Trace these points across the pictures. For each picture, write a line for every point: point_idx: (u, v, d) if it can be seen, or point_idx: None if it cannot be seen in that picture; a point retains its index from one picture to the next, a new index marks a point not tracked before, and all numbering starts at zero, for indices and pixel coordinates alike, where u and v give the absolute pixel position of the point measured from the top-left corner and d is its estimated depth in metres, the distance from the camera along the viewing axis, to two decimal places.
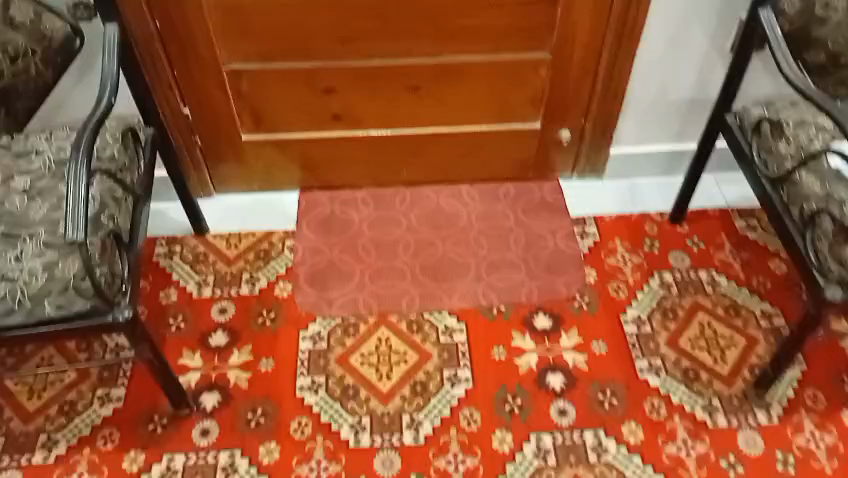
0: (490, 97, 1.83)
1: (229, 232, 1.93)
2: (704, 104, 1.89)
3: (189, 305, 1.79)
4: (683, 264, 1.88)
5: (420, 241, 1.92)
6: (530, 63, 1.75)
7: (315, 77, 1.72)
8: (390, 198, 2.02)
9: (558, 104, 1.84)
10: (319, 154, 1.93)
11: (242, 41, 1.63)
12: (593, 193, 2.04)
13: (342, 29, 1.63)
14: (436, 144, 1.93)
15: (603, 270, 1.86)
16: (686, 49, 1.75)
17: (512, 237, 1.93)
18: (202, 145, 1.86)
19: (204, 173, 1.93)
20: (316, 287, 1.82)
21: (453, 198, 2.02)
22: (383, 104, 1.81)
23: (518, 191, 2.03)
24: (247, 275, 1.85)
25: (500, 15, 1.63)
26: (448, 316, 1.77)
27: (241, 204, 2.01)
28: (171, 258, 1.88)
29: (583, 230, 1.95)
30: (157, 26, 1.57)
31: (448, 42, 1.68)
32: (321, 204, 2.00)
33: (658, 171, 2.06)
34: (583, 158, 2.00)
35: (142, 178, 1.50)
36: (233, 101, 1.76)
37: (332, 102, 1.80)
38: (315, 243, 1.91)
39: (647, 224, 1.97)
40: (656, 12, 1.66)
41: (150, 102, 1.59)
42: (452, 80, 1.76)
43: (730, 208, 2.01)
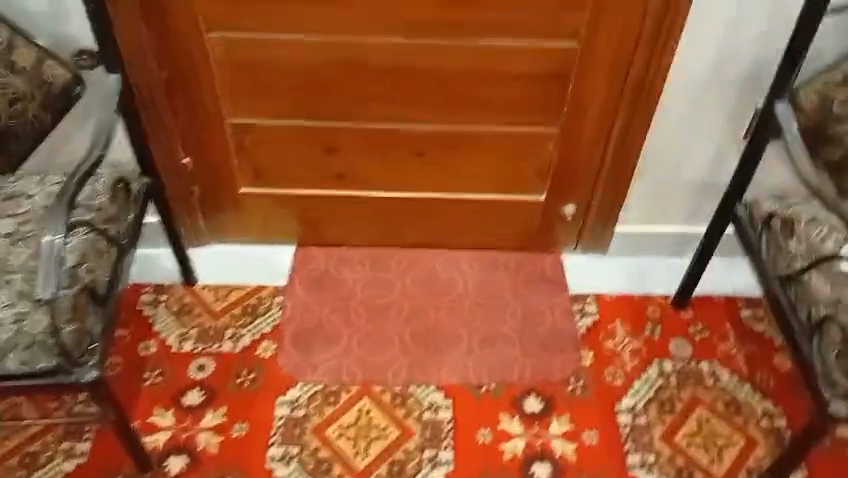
0: (496, 168, 1.79)
1: (219, 284, 1.89)
2: (716, 189, 1.84)
3: (167, 359, 1.74)
4: (685, 353, 1.80)
5: (414, 307, 1.85)
6: (537, 136, 1.72)
7: (322, 137, 1.72)
8: (387, 259, 1.95)
9: (564, 178, 1.80)
10: (316, 210, 1.89)
11: (250, 97, 1.63)
12: (597, 270, 1.96)
13: (350, 91, 1.63)
14: (437, 208, 1.88)
15: (600, 353, 1.79)
16: (699, 132, 1.71)
17: (509, 310, 1.86)
18: (199, 195, 1.82)
19: (199, 222, 1.89)
20: (301, 349, 1.76)
21: (452, 264, 1.95)
22: (386, 167, 1.79)
23: (519, 261, 1.96)
24: (231, 332, 1.80)
25: (510, 86, 1.62)
26: (434, 391, 1.70)
27: (234, 255, 1.95)
28: (155, 307, 1.84)
29: (583, 308, 1.88)
30: (163, 76, 1.56)
31: (455, 111, 1.67)
32: (316, 260, 1.94)
33: (665, 253, 1.98)
34: (588, 233, 1.92)
35: (131, 229, 1.43)
36: (233, 154, 1.75)
37: (335, 162, 1.78)
38: (305, 301, 1.85)
39: (649, 306, 1.89)
40: (671, 94, 1.63)
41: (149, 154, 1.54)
42: (457, 148, 1.74)
43: (737, 296, 1.93)
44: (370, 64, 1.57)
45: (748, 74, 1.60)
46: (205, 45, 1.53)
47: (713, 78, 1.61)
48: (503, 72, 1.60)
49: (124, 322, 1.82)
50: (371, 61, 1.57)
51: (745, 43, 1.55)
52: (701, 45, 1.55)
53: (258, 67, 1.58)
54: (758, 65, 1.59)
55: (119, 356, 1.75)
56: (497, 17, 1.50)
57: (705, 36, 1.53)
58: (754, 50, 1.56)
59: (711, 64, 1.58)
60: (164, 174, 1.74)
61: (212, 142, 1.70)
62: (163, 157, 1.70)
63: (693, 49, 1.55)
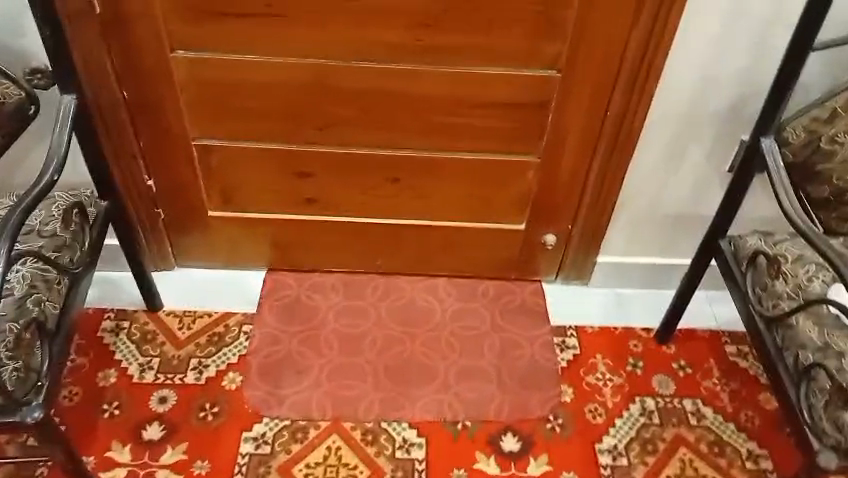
0: (474, 196, 1.74)
1: (184, 311, 1.81)
2: (700, 222, 1.79)
3: (127, 390, 1.66)
4: (668, 390, 1.74)
5: (388, 338, 1.78)
6: (517, 165, 1.67)
7: (295, 162, 1.67)
8: (362, 286, 1.88)
9: (544, 208, 1.75)
10: (288, 235, 1.83)
11: (217, 120, 1.59)
12: (578, 301, 1.90)
13: (321, 116, 1.58)
14: (412, 235, 1.82)
15: (581, 390, 1.73)
16: (682, 165, 1.66)
17: (487, 342, 1.79)
18: (165, 218, 1.77)
19: (167, 246, 1.83)
20: (268, 381, 1.68)
21: (429, 292, 1.88)
22: (360, 192, 1.74)
23: (497, 292, 1.90)
24: (195, 362, 1.72)
25: (488, 114, 1.57)
26: (407, 427, 1.63)
27: (202, 279, 1.89)
28: (116, 335, 1.76)
29: (564, 342, 1.81)
30: (125, 96, 1.52)
31: (432, 137, 1.62)
32: (287, 287, 1.88)
33: (647, 284, 1.94)
34: (568, 264, 1.88)
35: (85, 256, 1.38)
36: (200, 177, 1.70)
37: (307, 187, 1.73)
38: (274, 330, 1.78)
39: (631, 340, 1.83)
40: (653, 127, 1.59)
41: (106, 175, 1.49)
42: (433, 175, 1.69)
43: (721, 330, 1.88)
44: (343, 89, 1.53)
45: (732, 108, 1.57)
46: (169, 64, 1.48)
47: (696, 111, 1.57)
48: (482, 100, 1.55)
49: (83, 349, 1.73)
50: (344, 86, 1.53)
51: (728, 77, 1.51)
52: (683, 78, 1.51)
53: (225, 89, 1.54)
54: (742, 99, 1.55)
55: (76, 386, 1.66)
56: (475, 43, 1.46)
57: (687, 69, 1.50)
58: (738, 84, 1.52)
59: (693, 97, 1.54)
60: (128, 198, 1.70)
61: (177, 165, 1.66)
62: (125, 179, 1.66)
63: (675, 82, 1.51)
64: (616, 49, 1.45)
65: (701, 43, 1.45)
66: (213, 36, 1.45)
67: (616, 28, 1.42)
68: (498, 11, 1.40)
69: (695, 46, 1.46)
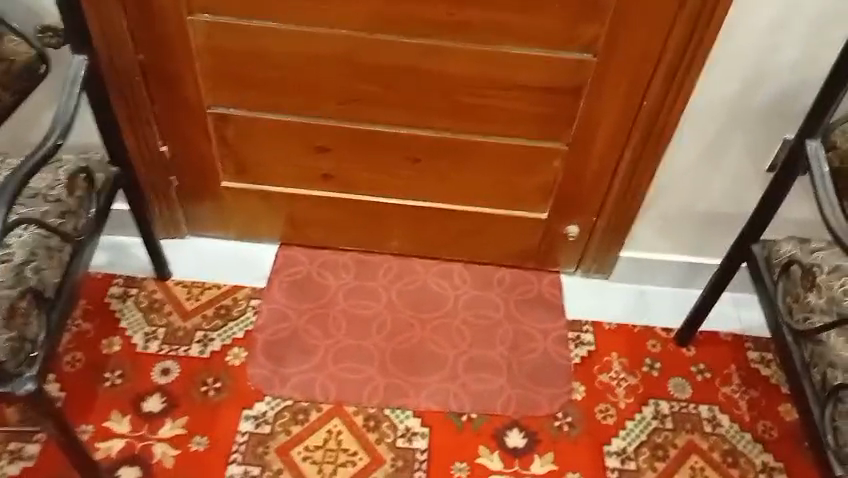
0: (495, 182, 1.67)
1: (193, 281, 1.79)
2: (732, 221, 1.71)
3: (130, 359, 1.64)
4: (684, 395, 1.68)
5: (397, 322, 1.74)
6: (543, 152, 1.59)
7: (310, 137, 1.61)
8: (375, 266, 1.84)
9: (568, 199, 1.67)
10: (302, 211, 1.79)
11: (235, 89, 1.53)
12: (597, 296, 1.84)
13: (341, 91, 1.51)
14: (429, 218, 1.76)
15: (593, 389, 1.67)
16: (719, 161, 1.58)
17: (499, 333, 1.74)
18: (178, 185, 1.73)
19: (178, 214, 1.79)
20: (273, 360, 1.65)
21: (443, 277, 1.84)
22: (379, 171, 1.67)
23: (514, 280, 1.85)
24: (201, 335, 1.69)
25: (514, 98, 1.49)
26: (411, 416, 1.59)
27: (213, 250, 1.86)
28: (123, 302, 1.74)
29: (578, 337, 1.75)
30: (141, 59, 1.46)
31: (454, 119, 1.54)
32: (299, 263, 1.84)
33: (671, 282, 1.86)
34: (590, 256, 1.81)
35: (91, 224, 1.34)
36: (215, 147, 1.65)
37: (323, 162, 1.67)
38: (282, 307, 1.75)
39: (650, 339, 1.77)
40: (691, 121, 1.50)
41: (115, 140, 1.44)
42: (455, 157, 1.62)
43: (745, 335, 1.80)
44: (364, 64, 1.46)
45: (777, 105, 1.48)
46: (187, 28, 1.41)
47: (738, 106, 1.48)
48: (511, 83, 1.47)
49: (89, 314, 1.71)
50: (365, 60, 1.45)
51: (777, 72, 1.42)
52: (727, 70, 1.42)
53: (243, 57, 1.47)
54: (789, 96, 1.46)
55: (79, 352, 1.64)
56: (506, 22, 1.36)
57: (733, 61, 1.40)
58: (787, 79, 1.43)
59: (737, 91, 1.45)
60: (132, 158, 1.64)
61: (193, 133, 1.61)
62: (138, 145, 1.61)
63: (719, 74, 1.42)
64: (657, 35, 1.36)
65: (750, 34, 1.36)
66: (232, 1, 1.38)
67: (661, 12, 1.33)
68: None
69: (743, 37, 1.36)
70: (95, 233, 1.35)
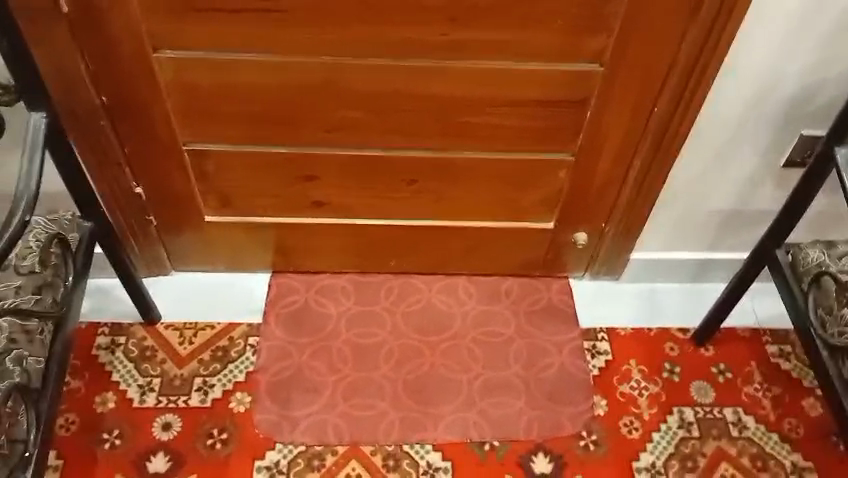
0: (496, 196, 1.60)
1: (185, 323, 1.68)
2: (743, 217, 1.67)
3: (127, 416, 1.54)
4: (706, 399, 1.63)
5: (406, 348, 1.67)
6: (547, 164, 1.53)
7: (297, 166, 1.52)
8: (376, 288, 1.76)
9: (575, 207, 1.62)
10: (294, 240, 1.70)
11: (211, 125, 1.43)
12: (610, 301, 1.78)
13: (329, 119, 1.43)
14: (429, 236, 1.69)
15: (614, 401, 1.61)
16: (732, 161, 1.53)
17: (513, 350, 1.67)
18: (157, 224, 1.63)
19: (159, 249, 1.69)
20: (279, 403, 1.57)
21: (447, 294, 1.76)
22: (373, 195, 1.60)
23: (521, 291, 1.78)
24: (199, 382, 1.60)
25: (512, 114, 1.43)
26: (431, 451, 1.52)
27: (202, 286, 1.76)
28: (112, 353, 1.63)
29: (594, 346, 1.69)
30: (104, 101, 1.36)
31: (452, 139, 1.48)
32: (295, 291, 1.75)
33: (681, 278, 1.81)
34: (599, 260, 1.75)
35: (69, 293, 1.24)
36: (194, 184, 1.56)
37: (312, 190, 1.58)
38: (283, 343, 1.66)
39: (667, 342, 1.72)
40: (704, 125, 1.45)
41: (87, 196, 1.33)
42: (454, 177, 1.56)
43: (761, 329, 1.76)
44: (352, 92, 1.38)
45: (792, 104, 1.43)
46: (154, 68, 1.31)
47: (752, 108, 1.43)
48: (514, 99, 1.40)
49: (78, 370, 1.60)
50: (351, 88, 1.37)
51: (792, 73, 1.37)
52: (742, 73, 1.36)
53: (219, 92, 1.37)
54: (805, 95, 1.41)
55: (73, 413, 1.54)
56: (501, 39, 1.30)
57: (748, 65, 1.35)
58: (802, 79, 1.38)
59: (751, 94, 1.40)
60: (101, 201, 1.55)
61: (170, 173, 1.51)
62: (110, 188, 1.51)
63: (734, 78, 1.37)
64: (663, 41, 1.30)
65: (765, 39, 1.30)
66: (204, 35, 1.28)
67: (668, 17, 1.26)
68: (529, 6, 1.25)
69: (758, 38, 1.30)
70: (74, 302, 1.25)
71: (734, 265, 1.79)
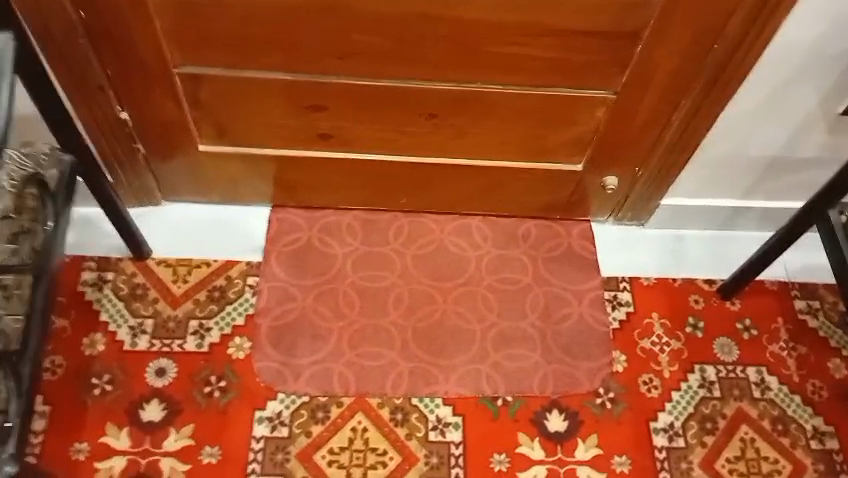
0: (522, 136, 1.45)
1: (178, 260, 1.57)
2: (788, 166, 1.53)
3: (119, 360, 1.45)
4: (731, 357, 1.55)
5: (416, 293, 1.57)
6: (584, 103, 1.37)
7: (300, 94, 1.36)
8: (384, 227, 1.65)
9: (607, 150, 1.47)
10: (298, 174, 1.56)
11: (204, 47, 1.27)
12: (633, 248, 1.67)
13: (339, 44, 1.25)
14: (446, 174, 1.55)
15: (634, 358, 1.53)
16: (786, 107, 1.38)
17: (529, 299, 1.57)
18: (145, 153, 1.49)
19: (149, 179, 1.56)
20: (281, 350, 1.47)
21: (461, 235, 1.65)
22: (387, 130, 1.44)
23: (539, 235, 1.66)
24: (195, 325, 1.50)
25: (553, 45, 1.25)
26: (441, 405, 1.44)
27: (195, 219, 1.63)
28: (100, 291, 1.53)
29: (615, 297, 1.60)
30: (81, 16, 1.19)
31: (479, 71, 1.31)
32: (297, 228, 1.63)
33: (711, 226, 1.70)
34: (627, 206, 1.63)
35: (56, 235, 1.15)
36: (188, 110, 1.39)
37: (320, 121, 1.42)
38: (285, 285, 1.55)
39: (691, 295, 1.62)
40: (764, 66, 1.29)
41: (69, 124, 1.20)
42: (477, 111, 1.39)
43: (791, 283, 1.66)
44: (367, 14, 1.20)
45: None
46: None
47: (819, 49, 1.26)
48: (553, 27, 1.22)
49: (63, 308, 1.50)
50: (369, 7, 1.19)
51: None
52: (818, 9, 1.19)
53: (216, 10, 1.20)
54: None
55: (59, 355, 1.45)
56: None
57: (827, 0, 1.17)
58: None
59: (822, 33, 1.23)
60: (82, 126, 1.40)
61: (160, 101, 1.36)
62: (92, 113, 1.36)
63: (807, 14, 1.20)
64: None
65: None
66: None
67: None
68: None
69: None
70: (61, 239, 1.16)
71: (769, 216, 1.66)
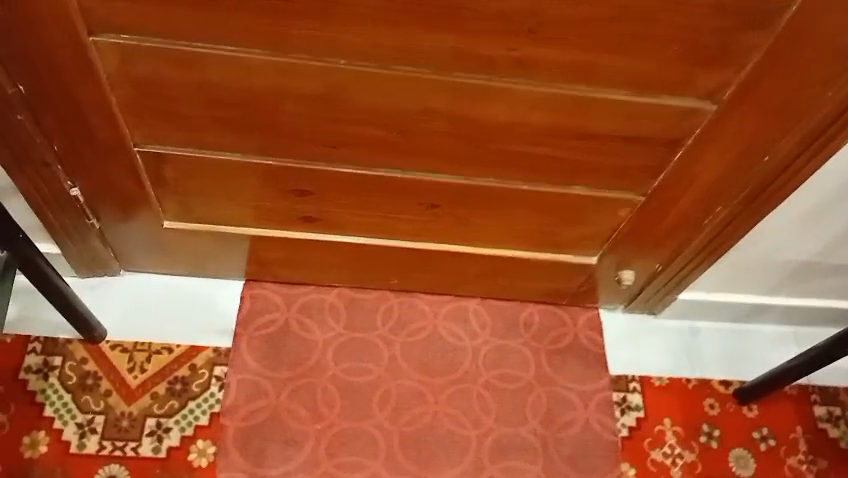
0: (535, 230, 1.29)
1: (135, 344, 1.38)
2: (825, 269, 1.39)
3: (62, 466, 1.26)
4: (747, 472, 1.41)
5: (404, 392, 1.40)
6: (606, 203, 1.21)
7: (284, 180, 1.18)
8: (371, 309, 1.47)
9: (628, 244, 1.31)
10: (278, 254, 1.39)
11: (171, 127, 1.08)
12: (644, 342, 1.52)
13: (331, 133, 1.07)
14: (442, 260, 1.38)
15: (645, 473, 1.38)
16: (836, 217, 1.24)
17: (530, 401, 1.42)
18: (101, 227, 1.30)
19: (104, 251, 1.36)
20: (250, 458, 1.31)
21: (456, 321, 1.49)
22: (382, 216, 1.27)
23: (543, 323, 1.51)
24: (152, 424, 1.32)
25: (584, 148, 1.08)
26: None
27: (158, 294, 1.44)
28: (45, 379, 1.33)
29: (624, 399, 1.44)
30: (20, 91, 0.99)
31: (491, 168, 1.13)
32: (274, 308, 1.45)
33: (728, 319, 1.56)
34: (640, 299, 1.48)
35: None
36: (150, 188, 1.22)
37: (303, 205, 1.25)
38: (257, 378, 1.38)
39: (706, 398, 1.48)
40: (821, 177, 1.15)
41: None
42: (487, 204, 1.22)
43: (810, 386, 1.53)
44: (368, 106, 1.02)
45: None
46: (90, 55, 0.94)
47: None
48: (586, 131, 1.05)
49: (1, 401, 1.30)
50: (368, 98, 1.00)
51: None
52: None
53: (184, 91, 1.01)
54: None
55: None
56: (591, 60, 0.94)
57: None
58: None
59: None
60: (25, 199, 1.21)
61: (119, 181, 1.18)
62: (37, 190, 1.17)
63: None
64: (796, 87, 0.96)
65: None
66: (172, 20, 0.90)
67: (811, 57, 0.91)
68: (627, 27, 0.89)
69: None
70: None
71: (792, 312, 1.53)
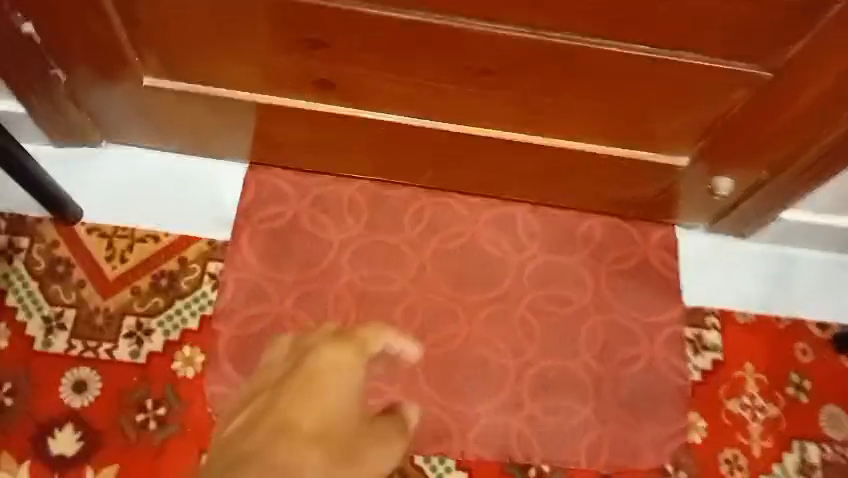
0: (615, 115, 1.00)
1: (116, 229, 1.16)
2: None
3: (24, 365, 1.07)
4: (842, 434, 1.16)
5: (433, 308, 1.16)
6: (715, 77, 0.91)
7: (294, 25, 0.91)
8: (399, 209, 1.22)
9: (733, 140, 1.02)
10: (287, 131, 1.12)
11: None
12: (728, 270, 1.24)
13: None
14: (492, 150, 1.10)
15: (718, 426, 1.14)
16: None
17: (584, 330, 1.17)
18: (68, 80, 1.03)
19: (77, 115, 1.11)
20: (245, 373, 1.10)
21: (500, 230, 1.22)
22: (418, 85, 0.99)
23: (606, 238, 1.23)
24: (131, 324, 1.11)
25: None
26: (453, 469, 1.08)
27: (145, 173, 1.19)
28: (9, 263, 1.12)
29: (699, 337, 1.19)
30: None
31: (569, 18, 0.84)
32: (282, 199, 1.20)
33: (834, 248, 1.26)
34: (732, 216, 1.19)
35: None
36: (120, 28, 0.94)
37: (318, 64, 0.97)
38: (257, 279, 1.15)
39: (798, 342, 1.21)
40: None
41: None
42: (556, 72, 0.93)
43: None
44: None
45: None
46: None
47: None
48: None
49: None
50: None
51: None
52: None
53: None
54: None
55: None
56: None
57: None
58: None
59: None
60: None
61: (79, 12, 0.91)
62: None
63: None
64: None
65: None
66: None
67: None
68: None
69: None
70: None
71: None
